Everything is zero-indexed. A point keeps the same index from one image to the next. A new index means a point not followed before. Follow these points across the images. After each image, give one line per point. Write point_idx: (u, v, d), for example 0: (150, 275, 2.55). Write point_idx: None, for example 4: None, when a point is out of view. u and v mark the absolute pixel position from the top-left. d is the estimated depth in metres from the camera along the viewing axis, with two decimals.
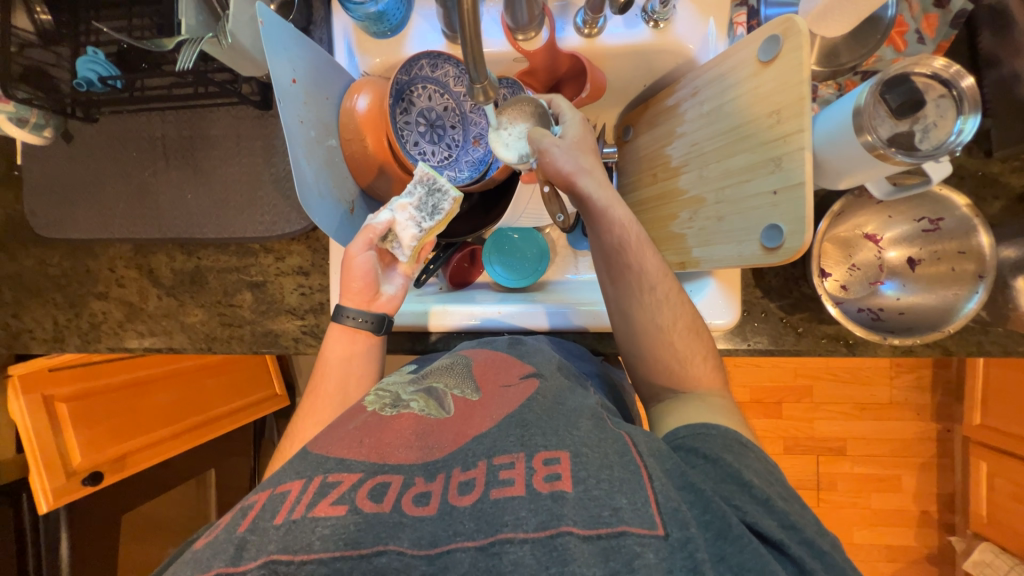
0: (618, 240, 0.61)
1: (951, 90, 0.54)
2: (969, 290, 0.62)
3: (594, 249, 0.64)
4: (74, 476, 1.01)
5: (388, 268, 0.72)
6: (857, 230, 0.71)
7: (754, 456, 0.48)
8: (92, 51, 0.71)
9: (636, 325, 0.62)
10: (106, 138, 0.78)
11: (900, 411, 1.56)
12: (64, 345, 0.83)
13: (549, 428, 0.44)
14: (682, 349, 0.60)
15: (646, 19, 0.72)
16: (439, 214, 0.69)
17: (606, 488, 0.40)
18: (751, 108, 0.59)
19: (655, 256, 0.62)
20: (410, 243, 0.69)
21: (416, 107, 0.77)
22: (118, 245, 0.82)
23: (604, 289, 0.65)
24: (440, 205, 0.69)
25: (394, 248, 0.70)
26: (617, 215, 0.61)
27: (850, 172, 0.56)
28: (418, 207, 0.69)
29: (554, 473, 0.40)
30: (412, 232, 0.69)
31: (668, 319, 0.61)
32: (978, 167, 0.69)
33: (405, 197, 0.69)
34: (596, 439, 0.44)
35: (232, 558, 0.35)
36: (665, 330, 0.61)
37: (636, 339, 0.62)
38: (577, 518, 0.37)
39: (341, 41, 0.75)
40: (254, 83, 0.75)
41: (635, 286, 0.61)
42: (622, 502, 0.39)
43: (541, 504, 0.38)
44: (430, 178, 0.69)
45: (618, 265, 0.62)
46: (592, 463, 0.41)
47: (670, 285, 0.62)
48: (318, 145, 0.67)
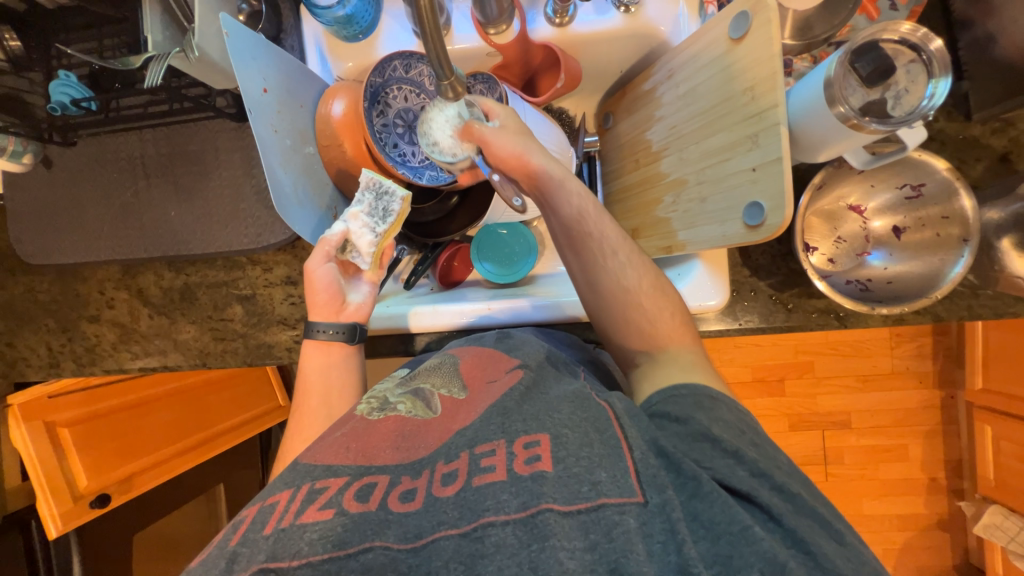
0: (576, 208, 0.62)
1: (921, 54, 0.53)
2: (955, 254, 0.61)
3: (554, 224, 0.64)
4: (80, 499, 1.02)
5: (354, 277, 0.72)
6: (841, 202, 0.70)
7: (724, 409, 0.48)
8: (63, 74, 0.71)
9: (603, 292, 0.61)
10: (86, 161, 0.78)
11: (902, 380, 1.56)
12: (60, 371, 0.84)
13: (529, 413, 0.45)
14: (651, 310, 0.59)
15: (617, 5, 0.71)
16: (390, 216, 0.68)
17: (585, 464, 0.40)
18: (725, 87, 0.59)
19: (614, 224, 0.62)
20: (369, 249, 0.69)
21: (392, 108, 0.75)
22: (106, 268, 0.82)
23: (568, 263, 0.64)
24: (390, 206, 0.68)
25: (354, 257, 0.70)
26: (573, 186, 0.63)
27: (827, 143, 0.56)
28: (369, 212, 0.69)
29: (534, 454, 0.40)
30: (369, 238, 0.68)
31: (634, 281, 0.60)
32: (958, 130, 0.68)
33: (356, 205, 0.69)
34: (576, 419, 0.44)
35: (223, 571, 0.35)
36: (632, 293, 0.60)
37: (605, 306, 0.61)
38: (558, 495, 0.38)
39: (313, 48, 0.75)
40: (228, 95, 0.75)
41: (597, 252, 0.61)
42: (602, 476, 0.39)
43: (522, 485, 0.38)
44: (377, 183, 0.69)
45: (578, 233, 0.62)
46: (572, 441, 0.41)
47: (630, 248, 0.62)
48: (295, 153, 0.66)
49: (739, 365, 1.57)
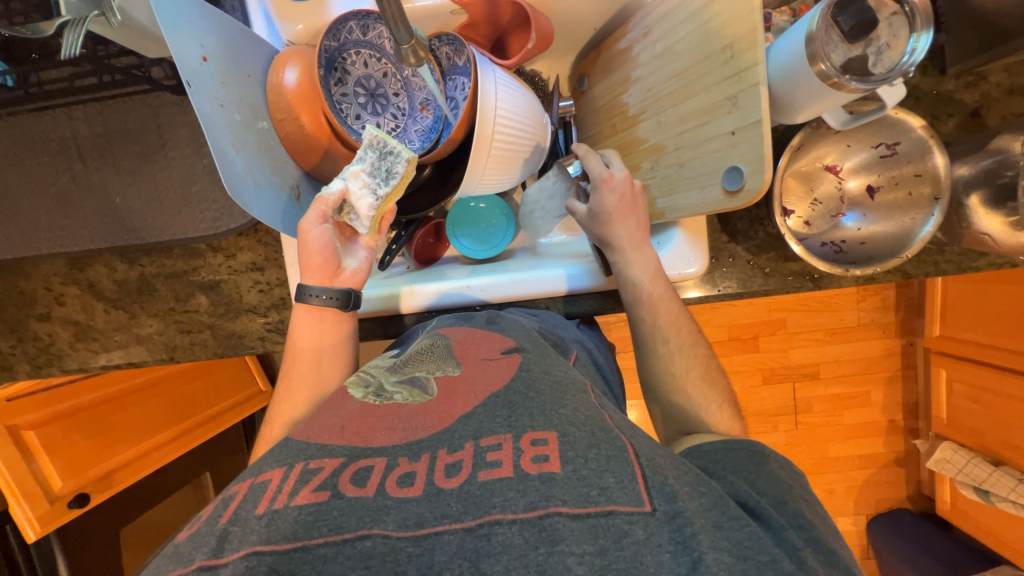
0: (633, 296, 0.66)
1: (903, 6, 0.52)
2: (925, 213, 0.62)
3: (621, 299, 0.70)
4: (58, 501, 1.01)
5: (349, 241, 0.69)
6: (817, 162, 0.69)
7: (776, 465, 0.49)
8: None
9: (652, 372, 0.64)
10: (8, 143, 0.70)
11: (867, 331, 1.64)
12: (14, 373, 0.78)
13: (536, 408, 0.45)
14: (697, 399, 0.60)
15: None
16: (394, 178, 0.66)
17: (595, 466, 0.39)
18: (702, 45, 0.57)
19: (671, 313, 0.64)
20: (369, 213, 0.66)
21: (352, 75, 0.71)
22: (49, 262, 0.76)
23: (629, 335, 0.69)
24: (394, 168, 0.66)
25: (352, 219, 0.67)
26: (635, 272, 0.65)
27: (808, 103, 0.54)
28: (371, 172, 0.66)
29: (543, 454, 0.40)
30: (369, 200, 0.65)
31: (683, 370, 0.62)
32: (933, 85, 0.68)
33: (356, 163, 0.66)
34: (582, 418, 0.44)
35: (214, 550, 0.34)
36: (679, 380, 0.62)
37: (650, 383, 0.65)
38: (568, 497, 0.37)
39: (256, 7, 0.68)
40: (165, 64, 0.67)
41: (650, 337, 0.65)
42: (610, 482, 0.39)
43: (529, 485, 0.37)
44: (380, 141, 0.65)
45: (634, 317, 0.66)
46: (580, 442, 0.41)
47: (686, 338, 0.63)
48: (246, 130, 0.61)
49: (716, 324, 1.62)
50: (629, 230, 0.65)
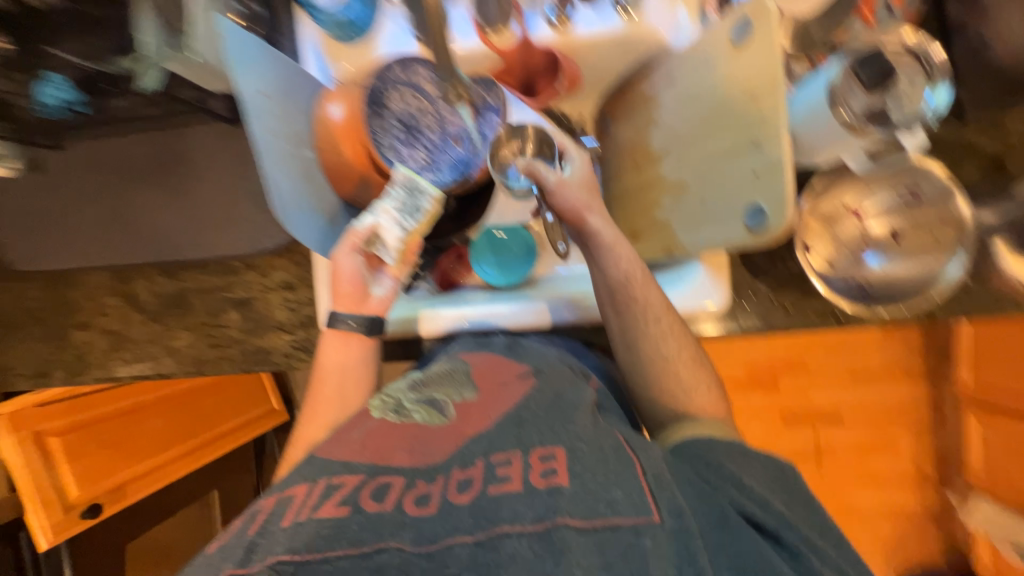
0: (625, 274, 0.59)
1: (923, 64, 0.54)
2: (949, 257, 0.64)
3: (597, 283, 0.61)
4: (72, 510, 1.00)
5: (376, 270, 0.68)
6: (840, 204, 0.69)
7: (755, 464, 0.51)
8: (50, 77, 0.68)
9: (643, 358, 0.61)
10: (75, 166, 0.77)
11: (891, 376, 1.59)
12: (49, 379, 0.82)
13: (545, 424, 0.46)
14: (688, 379, 0.61)
15: (618, 8, 0.72)
16: (421, 214, 0.67)
17: (602, 481, 0.40)
18: (724, 91, 0.59)
19: (657, 291, 0.61)
20: (396, 245, 0.66)
21: (391, 109, 0.72)
22: (96, 274, 0.80)
23: (606, 320, 0.63)
24: (420, 204, 0.66)
25: (380, 251, 0.67)
26: (623, 250, 0.59)
27: (828, 147, 0.57)
28: (400, 208, 0.66)
29: (551, 467, 0.41)
30: (396, 234, 0.66)
31: (673, 350, 0.61)
32: (953, 134, 0.69)
33: (386, 199, 0.66)
34: (592, 433, 0.45)
35: (241, 562, 0.36)
36: (670, 362, 0.61)
37: (640, 369, 0.62)
38: (574, 511, 0.38)
39: (310, 50, 0.74)
40: (223, 97, 0.72)
41: (640, 319, 0.60)
42: (617, 495, 0.40)
43: (537, 498, 0.39)
44: (409, 179, 0.66)
45: (624, 299, 0.60)
46: (588, 457, 0.42)
47: (672, 317, 0.62)
48: (294, 158, 0.66)
49: (734, 363, 1.59)
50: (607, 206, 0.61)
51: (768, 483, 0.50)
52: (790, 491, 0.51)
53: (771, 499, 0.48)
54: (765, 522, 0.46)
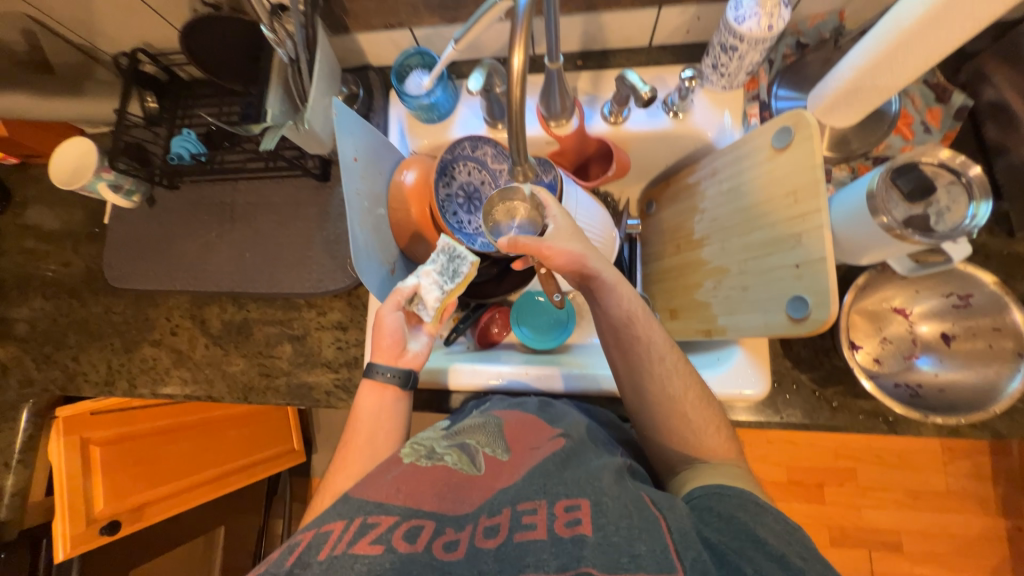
0: (626, 312, 0.64)
1: (961, 177, 0.57)
2: (1010, 368, 0.61)
3: (601, 322, 0.66)
4: (93, 524, 1.02)
5: (414, 327, 0.77)
6: (885, 303, 0.70)
7: (772, 516, 0.49)
8: (186, 132, 0.84)
9: (649, 396, 0.63)
10: (183, 204, 0.89)
11: (957, 502, 1.42)
12: (112, 389, 0.88)
13: (571, 481, 0.50)
14: (696, 420, 0.62)
15: (667, 110, 0.78)
16: (459, 277, 0.74)
17: (625, 535, 0.43)
18: (767, 190, 0.64)
19: (660, 330, 0.65)
20: (433, 304, 0.74)
21: (457, 180, 0.82)
22: (177, 297, 0.90)
23: (614, 360, 0.66)
24: (460, 268, 0.74)
25: (418, 309, 0.76)
26: (624, 290, 0.65)
27: (871, 248, 0.59)
28: (440, 271, 0.74)
29: (575, 518, 0.45)
30: (435, 294, 0.73)
31: (680, 390, 0.63)
32: (1003, 246, 0.70)
33: (429, 263, 0.75)
34: (617, 490, 0.49)
35: None
36: (677, 401, 0.62)
37: (649, 408, 0.64)
38: (597, 562, 0.41)
39: (395, 125, 0.86)
40: (318, 158, 0.84)
41: (645, 357, 0.63)
42: (641, 550, 0.42)
43: (562, 547, 0.42)
44: (451, 247, 0.75)
45: (627, 337, 0.64)
46: (612, 511, 0.46)
47: (678, 356, 0.64)
48: (369, 214, 0.74)
49: (774, 462, 1.48)
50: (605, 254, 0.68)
51: (788, 537, 0.47)
52: (817, 553, 0.47)
53: (791, 555, 0.45)
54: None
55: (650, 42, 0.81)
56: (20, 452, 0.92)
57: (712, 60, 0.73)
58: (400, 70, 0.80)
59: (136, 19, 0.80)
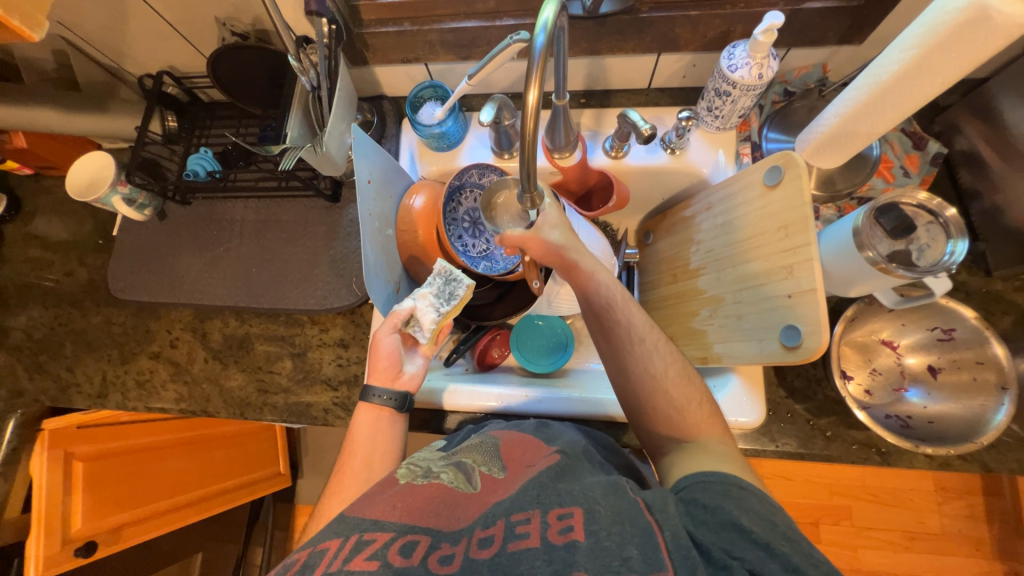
0: (605, 298, 0.68)
1: (938, 217, 0.61)
2: (995, 401, 0.62)
3: (585, 311, 0.71)
4: (69, 544, 0.98)
5: (410, 349, 0.78)
6: (873, 335, 0.74)
7: (755, 499, 0.50)
8: (203, 151, 0.87)
9: (632, 377, 0.65)
10: (194, 219, 0.91)
11: (953, 544, 1.40)
12: (105, 401, 0.87)
13: (564, 489, 0.50)
14: (680, 398, 0.63)
15: (665, 147, 0.83)
16: (454, 300, 0.76)
17: (617, 540, 0.44)
18: (760, 224, 0.67)
19: (640, 313, 0.69)
20: (430, 326, 0.75)
21: (463, 206, 0.85)
22: (179, 310, 0.90)
23: (599, 348, 0.70)
24: (455, 291, 0.76)
25: (415, 331, 0.76)
26: (602, 277, 0.69)
27: (857, 280, 0.62)
28: (437, 294, 0.76)
29: (568, 525, 0.45)
30: (432, 316, 0.75)
31: (661, 369, 0.65)
32: (981, 284, 0.73)
33: (425, 287, 0.77)
34: (607, 496, 0.49)
35: None
36: (659, 380, 0.64)
37: (634, 392, 0.65)
38: (589, 566, 0.42)
39: (406, 151, 0.90)
40: (329, 180, 0.87)
41: (625, 339, 0.66)
42: (633, 553, 0.43)
43: (555, 554, 0.43)
44: (447, 271, 0.77)
45: (607, 322, 0.68)
46: (604, 517, 0.46)
47: (657, 336, 0.67)
48: (378, 234, 0.76)
49: None
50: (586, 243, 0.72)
51: (772, 521, 0.48)
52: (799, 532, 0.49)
53: (777, 541, 0.46)
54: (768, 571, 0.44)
55: (649, 85, 0.87)
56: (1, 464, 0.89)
57: (707, 104, 0.78)
58: (414, 101, 0.84)
59: (166, 45, 0.85)
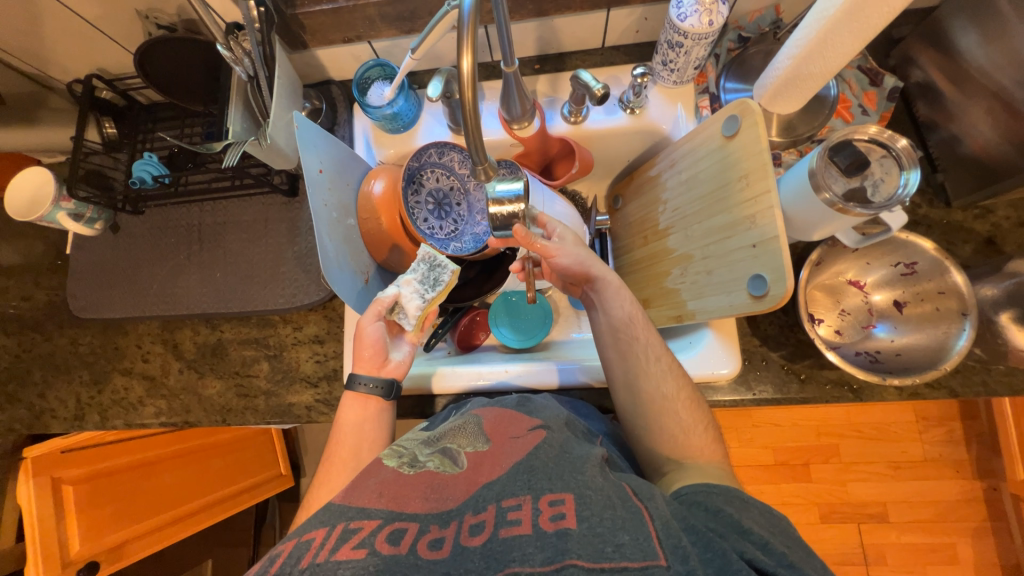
0: (626, 314, 0.68)
1: (890, 151, 0.61)
2: (957, 327, 0.64)
3: (602, 325, 0.70)
4: (70, 566, 0.97)
5: (397, 337, 0.77)
6: (839, 277, 0.75)
7: (756, 511, 0.51)
8: (147, 156, 0.82)
9: (643, 393, 0.65)
10: (148, 228, 0.88)
11: (935, 469, 1.47)
12: (83, 423, 0.86)
13: (555, 474, 0.50)
14: (686, 419, 0.64)
15: (623, 107, 0.82)
16: (439, 286, 0.75)
17: (609, 526, 0.44)
18: (723, 174, 0.67)
19: (656, 333, 0.69)
20: (416, 313, 0.74)
21: (425, 188, 0.84)
22: (147, 323, 0.88)
23: (609, 360, 0.69)
24: (440, 277, 0.75)
25: (401, 318, 0.75)
26: (625, 293, 0.69)
27: (819, 224, 0.62)
28: (421, 280, 0.75)
29: (559, 512, 0.46)
30: (417, 303, 0.74)
31: (672, 390, 0.65)
32: (942, 216, 0.74)
33: (409, 273, 0.76)
34: (600, 483, 0.49)
35: None
36: (669, 401, 0.64)
37: (641, 408, 0.65)
38: (583, 552, 0.42)
39: (361, 137, 0.87)
40: (284, 174, 0.84)
41: (641, 357, 0.66)
42: (624, 539, 0.43)
43: (546, 541, 0.43)
44: (432, 256, 0.76)
45: (626, 337, 0.67)
46: (596, 503, 0.47)
47: (671, 358, 0.68)
48: (338, 225, 0.75)
49: (759, 445, 1.52)
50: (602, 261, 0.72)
51: (773, 529, 0.50)
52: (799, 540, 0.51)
53: (775, 542, 0.47)
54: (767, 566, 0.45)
55: (603, 44, 0.85)
56: None
57: (661, 58, 0.76)
58: (361, 82, 0.81)
59: (90, 46, 0.79)
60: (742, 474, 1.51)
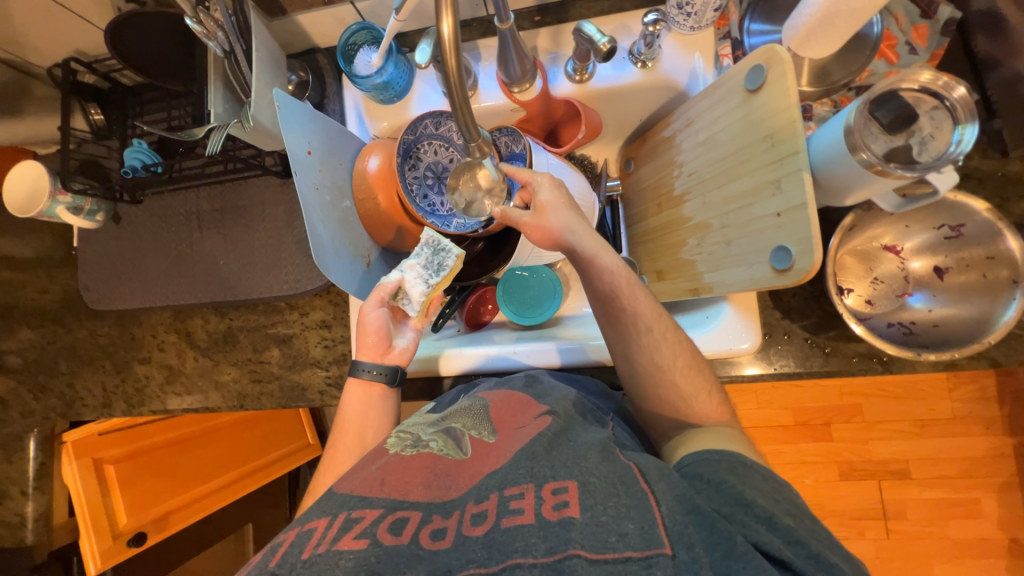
0: (609, 285, 0.65)
1: (944, 100, 0.53)
2: (1006, 298, 0.58)
3: (590, 296, 0.67)
4: (120, 537, 1.08)
5: (400, 322, 0.76)
6: (873, 241, 0.69)
7: (759, 477, 0.50)
8: (136, 143, 0.79)
9: (638, 367, 0.64)
10: (149, 217, 0.86)
11: (964, 426, 1.43)
12: (111, 410, 0.89)
13: (558, 461, 0.49)
14: (687, 388, 0.62)
15: (634, 61, 0.74)
16: (444, 270, 0.71)
17: (613, 514, 0.44)
18: (743, 135, 0.60)
19: (648, 300, 0.65)
20: (420, 299, 0.72)
21: (424, 161, 0.80)
22: (159, 313, 0.88)
23: (604, 332, 0.67)
24: (445, 261, 0.72)
25: (405, 304, 0.74)
26: (605, 261, 0.65)
27: (853, 188, 0.56)
28: (425, 265, 0.72)
29: (563, 500, 0.45)
30: (421, 288, 0.72)
31: (669, 359, 0.63)
32: (995, 167, 0.66)
33: (413, 257, 0.73)
34: (605, 471, 0.48)
35: None
36: (666, 371, 0.62)
37: (648, 382, 0.64)
38: (586, 542, 0.41)
39: (352, 110, 0.81)
40: (276, 154, 0.80)
41: (631, 330, 0.64)
42: (629, 528, 0.42)
43: (550, 531, 0.42)
44: (435, 240, 0.73)
45: (612, 310, 0.65)
46: (599, 491, 0.46)
47: (666, 324, 0.64)
48: (332, 208, 0.71)
49: (779, 407, 1.50)
50: (587, 224, 0.68)
51: (776, 497, 0.48)
52: (802, 506, 0.49)
53: (780, 515, 0.46)
54: (779, 551, 0.43)
55: None
56: (35, 479, 0.94)
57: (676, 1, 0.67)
58: (346, 49, 0.74)
59: (63, 25, 0.75)
60: (758, 435, 1.50)
